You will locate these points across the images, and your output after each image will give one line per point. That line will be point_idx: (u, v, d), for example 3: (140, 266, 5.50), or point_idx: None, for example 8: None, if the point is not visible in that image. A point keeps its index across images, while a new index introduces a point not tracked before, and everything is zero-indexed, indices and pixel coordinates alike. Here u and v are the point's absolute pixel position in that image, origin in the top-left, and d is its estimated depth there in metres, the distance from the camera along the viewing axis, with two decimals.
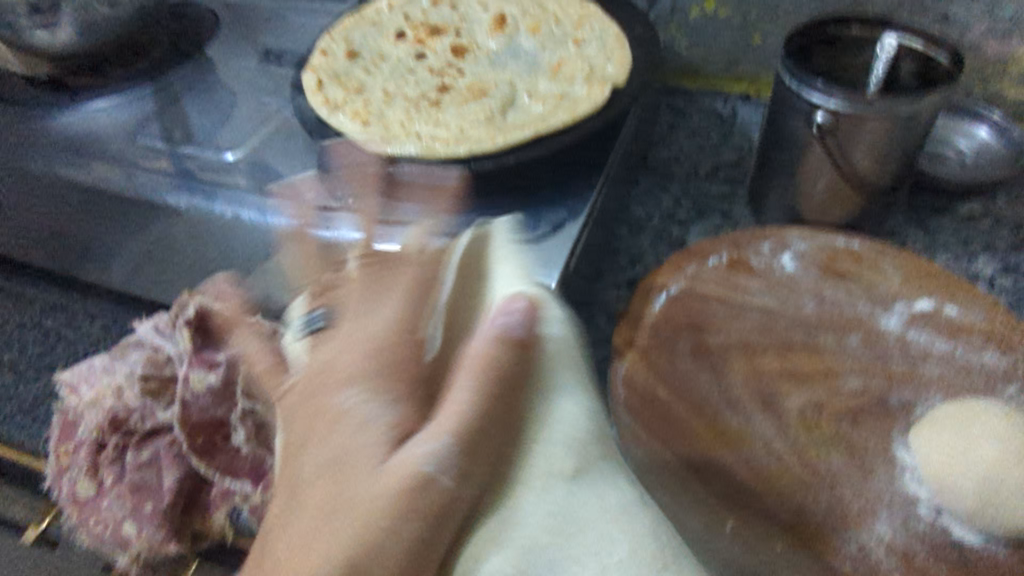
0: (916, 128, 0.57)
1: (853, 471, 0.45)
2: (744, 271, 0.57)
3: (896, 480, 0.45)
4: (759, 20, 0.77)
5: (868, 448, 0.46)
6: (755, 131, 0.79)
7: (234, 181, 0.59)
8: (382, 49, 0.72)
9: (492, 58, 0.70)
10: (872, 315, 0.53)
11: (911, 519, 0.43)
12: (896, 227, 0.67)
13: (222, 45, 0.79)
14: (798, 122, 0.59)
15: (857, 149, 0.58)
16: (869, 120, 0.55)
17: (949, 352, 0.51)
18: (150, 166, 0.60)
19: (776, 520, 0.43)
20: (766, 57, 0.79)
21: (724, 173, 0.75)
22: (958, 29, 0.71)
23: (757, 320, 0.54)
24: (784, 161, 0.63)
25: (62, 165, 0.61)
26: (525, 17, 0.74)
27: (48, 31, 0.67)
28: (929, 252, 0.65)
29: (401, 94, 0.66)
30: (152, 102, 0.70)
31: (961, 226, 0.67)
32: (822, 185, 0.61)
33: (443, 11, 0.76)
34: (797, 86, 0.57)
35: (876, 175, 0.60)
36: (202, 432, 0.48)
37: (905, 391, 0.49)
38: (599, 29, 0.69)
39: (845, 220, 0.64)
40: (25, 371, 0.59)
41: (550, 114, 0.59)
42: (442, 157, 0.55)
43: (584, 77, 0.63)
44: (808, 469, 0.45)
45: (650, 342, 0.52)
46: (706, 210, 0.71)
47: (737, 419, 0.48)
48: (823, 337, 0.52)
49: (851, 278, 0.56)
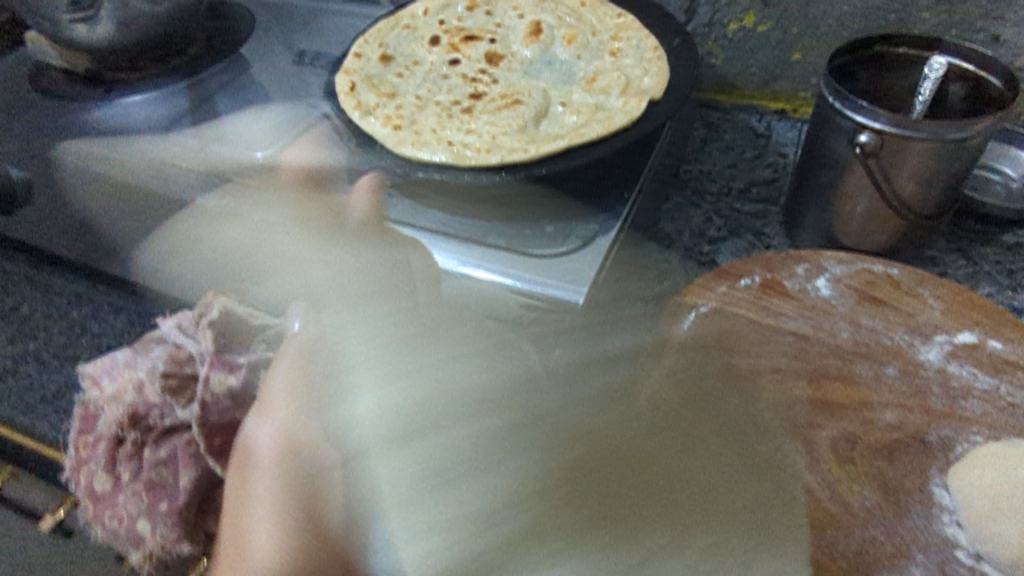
0: (964, 154, 0.54)
1: (887, 509, 0.43)
2: (778, 293, 0.55)
3: (933, 520, 0.42)
4: (800, 36, 0.75)
5: (904, 486, 0.44)
6: (791, 150, 0.77)
7: (261, 179, 0.60)
8: (416, 55, 0.72)
9: (526, 68, 0.69)
10: (911, 345, 0.51)
11: (948, 565, 0.40)
12: (936, 254, 0.65)
13: (259, 45, 0.80)
14: (840, 142, 0.57)
15: (900, 173, 0.56)
16: (915, 142, 0.53)
17: (991, 388, 0.48)
18: (181, 164, 0.62)
19: (805, 556, 0.41)
20: (806, 74, 0.78)
21: (758, 191, 0.74)
22: (1010, 51, 0.68)
23: (790, 344, 0.52)
24: (822, 183, 0.61)
25: (99, 161, 0.63)
26: (560, 26, 0.73)
27: (88, 26, 0.66)
28: (971, 282, 0.62)
29: (433, 100, 0.65)
30: (185, 98, 0.68)
31: (1006, 255, 0.64)
32: (861, 208, 0.59)
33: (478, 18, 0.76)
34: (841, 105, 0.55)
35: (920, 199, 0.58)
36: (219, 435, 0.46)
37: (945, 427, 0.47)
38: (637, 41, 0.68)
39: (885, 245, 0.62)
40: (48, 361, 0.58)
41: (585, 125, 0.58)
42: (474, 166, 0.53)
43: (620, 89, 0.62)
44: (840, 504, 0.43)
45: (678, 364, 0.51)
46: (739, 228, 0.70)
47: (767, 449, 0.46)
48: (860, 367, 0.50)
49: (889, 306, 0.54)
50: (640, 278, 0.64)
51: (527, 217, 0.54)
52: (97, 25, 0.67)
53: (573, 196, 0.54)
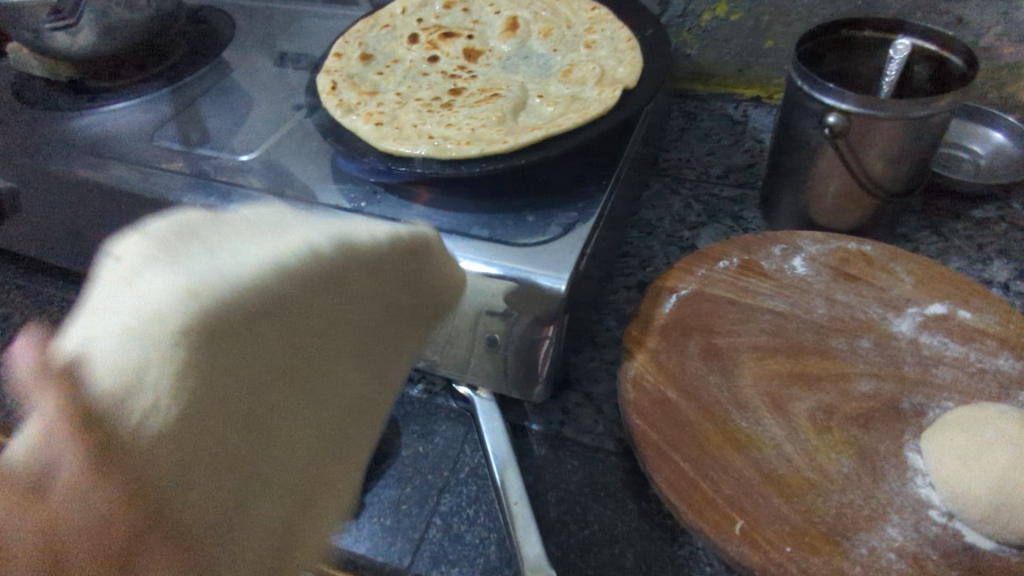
0: (930, 131, 0.56)
1: (864, 474, 0.44)
2: (755, 273, 0.57)
3: (907, 482, 0.44)
4: (771, 24, 0.77)
5: (880, 451, 0.46)
6: (767, 135, 0.79)
7: (248, 181, 0.59)
8: (396, 53, 0.73)
9: (503, 62, 0.71)
10: (884, 318, 0.53)
11: (923, 522, 0.42)
12: (909, 231, 0.67)
13: (240, 49, 0.81)
14: (811, 124, 0.58)
15: (869, 151, 0.57)
16: (881, 121, 0.55)
17: (962, 356, 0.50)
18: (164, 166, 0.61)
19: (785, 521, 0.42)
20: (778, 62, 0.80)
21: (736, 177, 0.75)
22: (973, 31, 0.70)
23: (768, 322, 0.53)
24: (795, 167, 0.63)
25: (82, 164, 0.61)
26: (536, 21, 0.74)
27: (68, 34, 0.67)
28: (943, 255, 0.64)
29: (414, 96, 0.66)
30: (168, 104, 0.71)
31: (976, 230, 0.66)
32: (833, 188, 0.61)
33: (456, 15, 0.77)
34: (809, 88, 0.57)
35: (890, 176, 0.60)
36: None
37: (918, 395, 0.48)
38: (611, 31, 0.70)
39: (858, 223, 0.64)
40: None
41: (562, 115, 0.59)
42: (455, 157, 0.54)
43: (595, 79, 0.63)
44: (818, 471, 0.45)
45: (660, 344, 0.52)
46: (718, 214, 0.71)
47: (748, 422, 0.47)
48: (835, 341, 0.52)
49: (863, 282, 0.56)
50: (623, 265, 0.66)
51: (506, 207, 0.55)
52: (77, 34, 0.67)
53: (557, 185, 0.56)
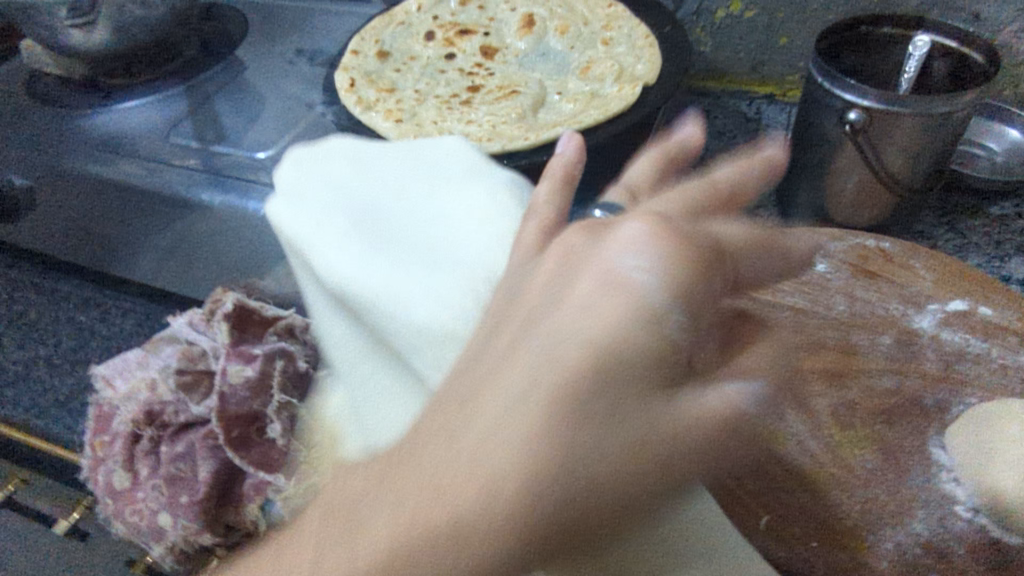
0: (950, 127, 0.56)
1: (888, 470, 0.45)
2: (774, 271, 0.57)
3: (931, 476, 0.45)
4: (786, 21, 0.77)
5: (904, 448, 0.46)
6: (783, 134, 0.78)
7: (264, 179, 0.60)
8: (412, 51, 0.73)
9: (521, 59, 0.71)
10: (905, 314, 0.53)
11: (949, 518, 0.43)
12: (926, 228, 0.67)
13: (253, 46, 0.81)
14: (831, 121, 0.58)
15: (888, 148, 0.57)
16: (902, 118, 0.55)
17: (984, 352, 0.50)
18: (180, 165, 0.62)
19: (811, 516, 0.43)
20: (794, 59, 0.80)
21: (751, 174, 0.74)
22: (989, 28, 0.71)
23: (788, 318, 0.54)
24: (813, 163, 0.62)
25: (96, 163, 0.63)
26: (552, 17, 0.74)
27: (83, 32, 0.68)
28: (960, 253, 0.64)
29: (433, 94, 0.67)
30: (183, 102, 0.72)
31: (993, 226, 0.66)
32: (853, 183, 0.61)
33: (471, 12, 0.77)
34: (830, 85, 0.57)
35: (910, 173, 0.59)
36: (236, 425, 0.50)
37: (940, 391, 0.49)
38: (628, 28, 0.70)
39: (873, 221, 0.64)
40: (61, 366, 0.61)
41: (582, 113, 0.61)
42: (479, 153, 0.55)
43: (614, 78, 0.64)
44: (842, 467, 0.45)
45: None
46: (733, 211, 0.70)
47: (772, 418, 0.48)
48: (857, 338, 0.52)
49: (883, 278, 0.56)
50: None
51: None
52: (92, 32, 0.69)
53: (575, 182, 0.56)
